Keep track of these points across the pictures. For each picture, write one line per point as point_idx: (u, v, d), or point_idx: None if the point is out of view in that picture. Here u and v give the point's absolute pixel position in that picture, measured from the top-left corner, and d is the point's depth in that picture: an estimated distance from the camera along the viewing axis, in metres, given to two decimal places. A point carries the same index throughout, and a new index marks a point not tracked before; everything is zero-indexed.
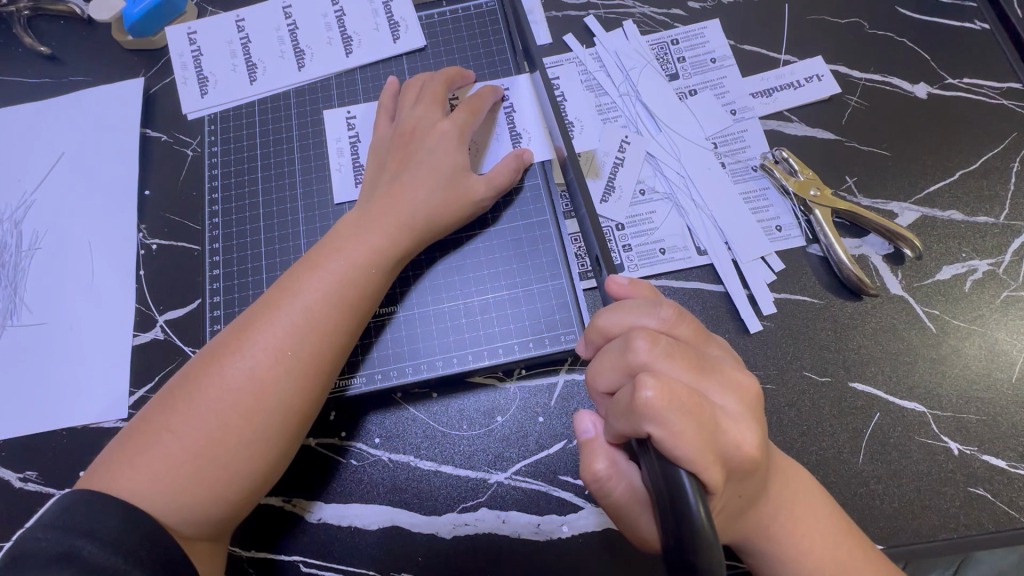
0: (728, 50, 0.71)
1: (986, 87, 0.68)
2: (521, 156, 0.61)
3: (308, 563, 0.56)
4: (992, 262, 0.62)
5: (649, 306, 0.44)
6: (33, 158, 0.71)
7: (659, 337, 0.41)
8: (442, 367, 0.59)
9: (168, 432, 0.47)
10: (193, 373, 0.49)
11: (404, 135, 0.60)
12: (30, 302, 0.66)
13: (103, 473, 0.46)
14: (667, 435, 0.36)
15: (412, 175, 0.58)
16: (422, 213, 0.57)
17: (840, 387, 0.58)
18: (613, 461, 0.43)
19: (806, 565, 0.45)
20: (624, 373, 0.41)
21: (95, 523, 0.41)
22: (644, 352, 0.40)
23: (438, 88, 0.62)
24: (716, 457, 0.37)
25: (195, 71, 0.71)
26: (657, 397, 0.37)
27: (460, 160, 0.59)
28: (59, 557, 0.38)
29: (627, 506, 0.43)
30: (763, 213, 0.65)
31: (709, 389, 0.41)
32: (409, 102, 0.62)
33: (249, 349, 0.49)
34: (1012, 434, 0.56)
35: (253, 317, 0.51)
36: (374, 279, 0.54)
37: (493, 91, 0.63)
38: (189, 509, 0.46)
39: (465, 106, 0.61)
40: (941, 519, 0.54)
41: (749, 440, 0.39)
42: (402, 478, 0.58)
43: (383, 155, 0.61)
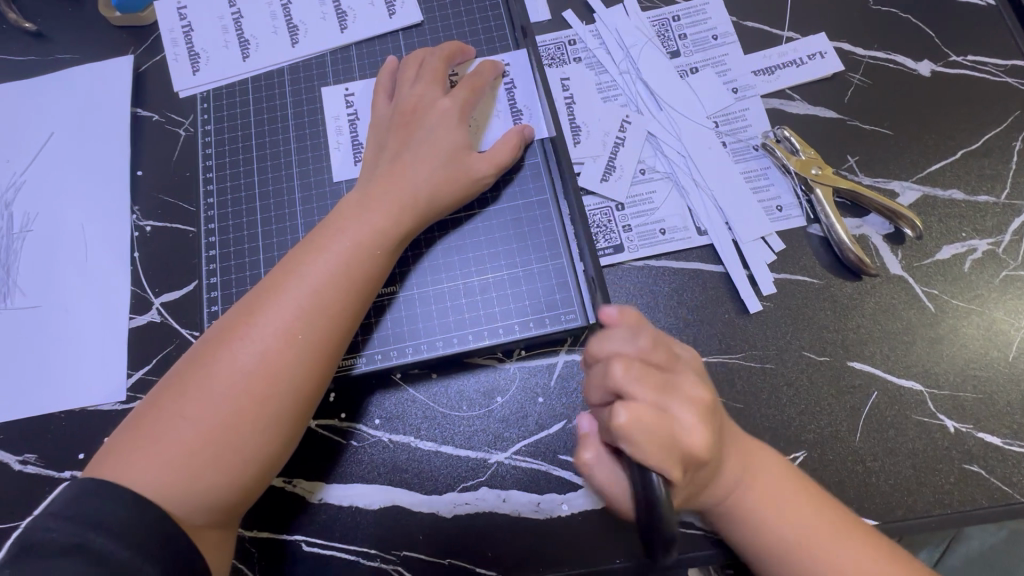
0: (730, 27, 0.70)
1: (990, 65, 0.67)
2: (524, 131, 0.61)
3: (310, 543, 0.56)
4: (992, 241, 0.61)
5: (629, 332, 0.43)
6: (22, 138, 0.70)
7: (633, 362, 0.41)
8: (442, 348, 0.59)
9: (177, 417, 0.47)
10: (201, 358, 0.49)
11: (404, 114, 0.59)
12: (23, 285, 0.65)
13: (112, 459, 0.46)
14: (635, 454, 0.38)
15: (413, 153, 0.57)
16: (424, 193, 0.56)
17: (838, 366, 0.58)
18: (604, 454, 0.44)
19: (805, 530, 0.46)
20: (605, 394, 0.42)
21: (105, 514, 0.41)
22: (619, 376, 0.40)
23: (437, 66, 0.62)
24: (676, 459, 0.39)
25: (186, 47, 0.70)
26: (627, 422, 0.38)
27: (461, 139, 0.59)
28: (71, 547, 0.39)
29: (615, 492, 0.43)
30: (764, 193, 0.64)
31: (668, 405, 0.41)
32: (408, 80, 0.61)
33: (255, 333, 0.49)
34: (1008, 412, 0.57)
35: (258, 300, 0.51)
36: (377, 261, 0.54)
37: (493, 68, 0.63)
38: (200, 494, 0.46)
39: (465, 85, 0.61)
40: (936, 495, 0.55)
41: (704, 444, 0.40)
42: (403, 458, 0.58)
43: (382, 135, 0.60)
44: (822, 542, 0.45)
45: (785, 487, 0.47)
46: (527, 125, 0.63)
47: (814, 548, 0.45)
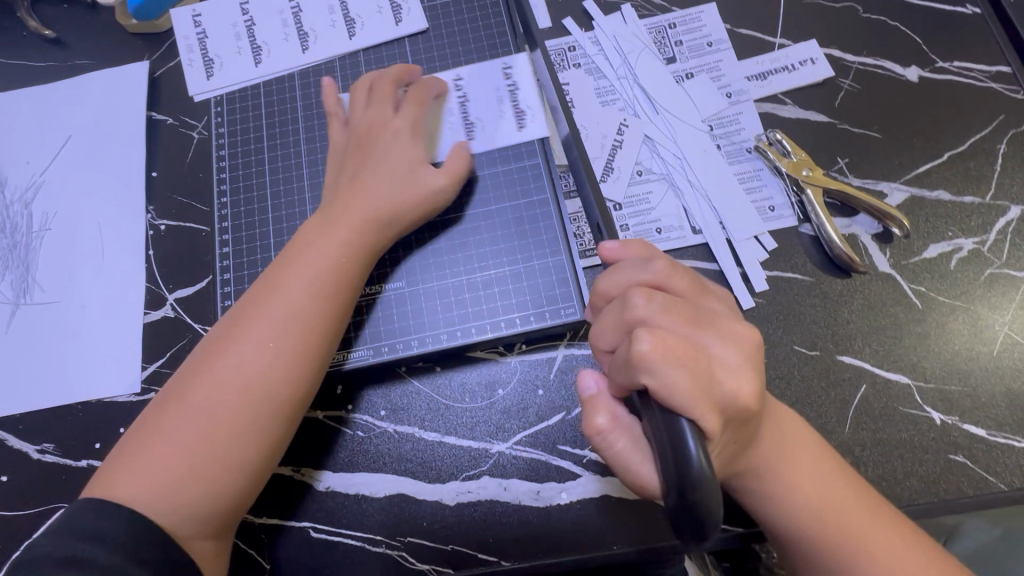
0: (724, 34, 0.73)
1: (976, 70, 0.70)
2: (464, 145, 0.63)
3: (317, 529, 0.58)
4: (977, 240, 0.64)
5: (641, 263, 0.45)
6: (41, 141, 0.73)
7: (655, 293, 0.42)
8: (445, 341, 0.61)
9: (164, 437, 0.49)
10: (185, 379, 0.52)
11: (359, 136, 0.62)
12: (42, 282, 0.67)
13: (105, 482, 0.48)
14: (662, 387, 0.37)
15: (370, 173, 0.59)
16: (387, 208, 0.58)
17: (828, 361, 0.60)
18: (612, 415, 0.44)
19: (794, 504, 0.47)
20: (622, 330, 0.42)
21: (98, 528, 0.45)
22: (642, 307, 0.41)
23: (387, 87, 0.63)
24: (713, 406, 0.39)
25: (200, 53, 0.72)
26: (651, 350, 0.38)
27: (415, 154, 0.61)
28: (65, 560, 0.43)
29: (629, 457, 0.43)
30: (757, 194, 0.67)
31: (706, 341, 0.42)
32: (358, 104, 0.64)
33: (232, 352, 0.51)
34: (993, 404, 0.59)
35: (235, 321, 0.53)
36: (349, 275, 0.56)
37: (437, 84, 0.65)
38: (192, 509, 0.48)
39: (411, 100, 0.63)
40: (923, 484, 0.57)
41: (747, 388, 0.41)
42: (408, 448, 0.60)
43: (340, 160, 0.62)
44: (809, 514, 0.47)
45: (804, 455, 0.48)
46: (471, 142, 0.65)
47: (831, 513, 0.47)
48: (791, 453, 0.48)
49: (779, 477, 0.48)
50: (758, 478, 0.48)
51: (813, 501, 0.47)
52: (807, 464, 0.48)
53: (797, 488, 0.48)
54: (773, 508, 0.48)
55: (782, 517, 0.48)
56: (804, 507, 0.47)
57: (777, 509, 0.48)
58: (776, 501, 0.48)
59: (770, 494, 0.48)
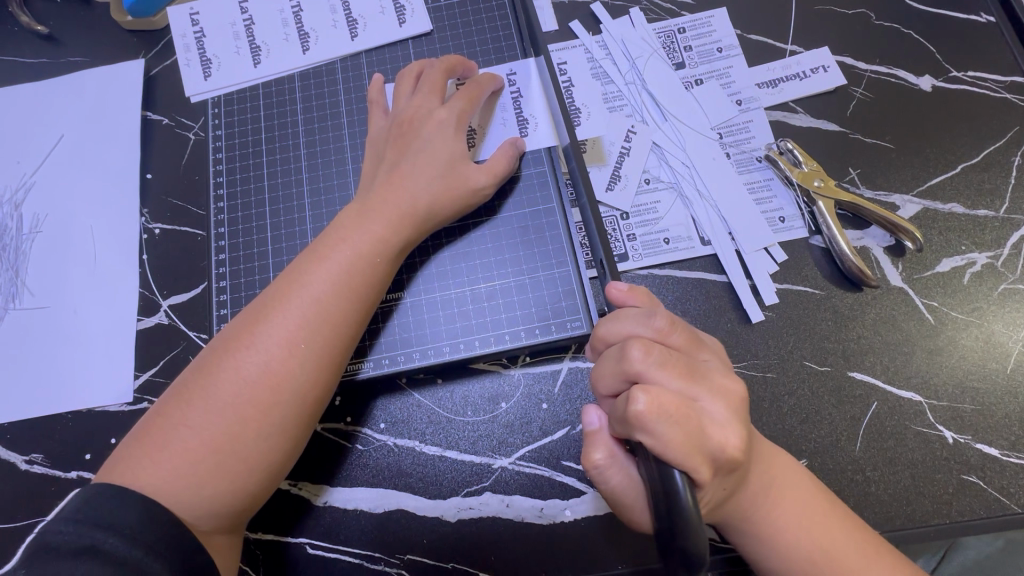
0: (734, 40, 0.71)
1: (990, 81, 0.68)
2: (515, 143, 0.61)
3: (314, 545, 0.57)
4: (991, 255, 0.62)
5: (643, 315, 0.43)
6: (32, 140, 0.71)
7: (652, 345, 0.41)
8: (448, 353, 0.59)
9: (185, 425, 0.47)
10: (207, 366, 0.49)
11: (402, 125, 0.60)
12: (32, 286, 0.65)
13: (121, 469, 0.46)
14: (656, 444, 0.37)
15: (410, 164, 0.58)
16: (423, 202, 0.57)
17: (839, 377, 0.59)
18: (612, 451, 0.44)
19: (785, 540, 0.46)
20: (620, 379, 0.41)
21: (115, 516, 0.42)
22: (639, 360, 0.40)
23: (437, 77, 0.61)
24: (704, 459, 0.38)
25: (198, 53, 0.70)
26: (647, 409, 0.37)
27: (456, 149, 0.59)
28: (83, 549, 0.40)
29: (623, 492, 0.44)
30: (767, 204, 0.65)
31: (699, 396, 0.40)
32: (405, 93, 0.62)
33: (262, 342, 0.50)
34: (1005, 423, 0.58)
35: (262, 309, 0.51)
36: (379, 269, 0.55)
37: (494, 80, 0.63)
38: (211, 502, 0.46)
39: (462, 95, 0.61)
40: (935, 505, 0.55)
41: (736, 442, 0.40)
42: (407, 463, 0.58)
43: (381, 146, 0.61)
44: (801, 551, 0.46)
45: (792, 494, 0.47)
46: (521, 138, 0.63)
47: (823, 551, 0.46)
48: (778, 492, 0.47)
49: (765, 517, 0.47)
50: (742, 519, 0.47)
51: (803, 538, 0.46)
52: (797, 502, 0.47)
53: (784, 527, 0.47)
54: (763, 548, 0.47)
55: (776, 556, 0.47)
56: (796, 545, 0.46)
57: (768, 548, 0.47)
58: (765, 540, 0.47)
59: (758, 534, 0.47)
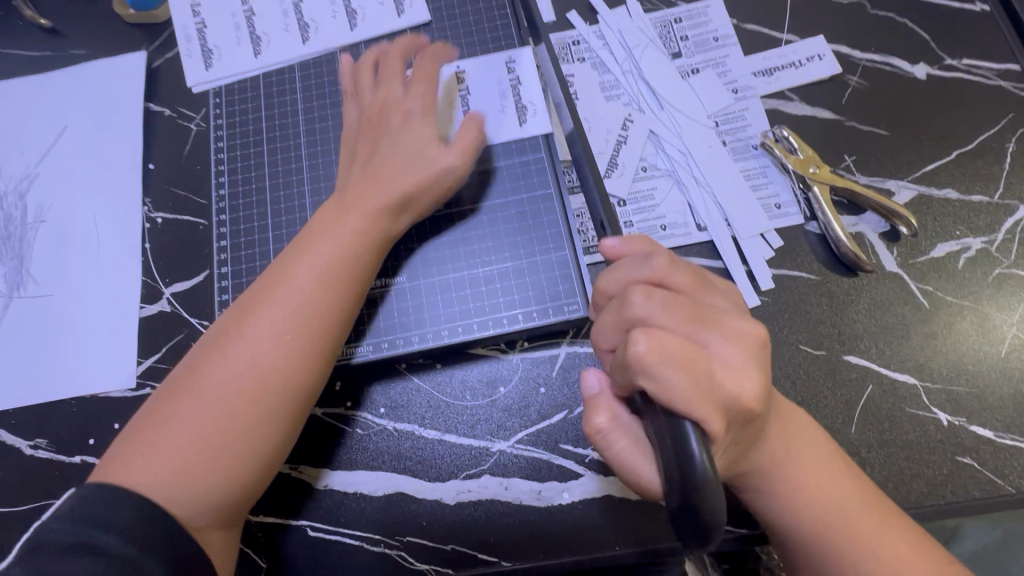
0: (730, 29, 0.72)
1: (984, 68, 0.69)
2: (475, 117, 0.60)
3: (315, 528, 0.57)
4: (986, 240, 0.63)
5: (639, 259, 0.44)
6: (36, 132, 0.71)
7: (653, 291, 0.41)
8: (447, 337, 0.60)
9: (175, 421, 0.48)
10: (196, 363, 0.50)
11: (371, 119, 0.61)
12: (36, 274, 0.66)
13: (113, 467, 0.47)
14: (660, 390, 0.36)
15: (382, 157, 0.58)
16: (396, 189, 0.57)
17: (834, 360, 0.59)
18: (614, 414, 0.43)
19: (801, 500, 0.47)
20: (622, 330, 0.41)
21: (109, 512, 0.43)
22: (639, 307, 0.40)
23: (394, 63, 0.62)
24: (714, 409, 0.37)
25: (199, 44, 0.71)
26: (648, 351, 0.37)
27: (424, 131, 0.59)
28: (79, 546, 0.41)
29: (630, 458, 0.42)
30: (763, 191, 0.66)
31: (707, 341, 0.40)
32: (368, 85, 0.63)
33: (248, 336, 0.50)
34: (1000, 406, 0.58)
35: (247, 304, 0.52)
36: (362, 261, 0.55)
37: (444, 54, 0.63)
38: (203, 495, 0.47)
39: (419, 79, 0.61)
40: (930, 486, 0.56)
41: (750, 387, 0.40)
42: (407, 446, 0.59)
43: (353, 139, 0.61)
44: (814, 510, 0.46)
45: (808, 453, 0.48)
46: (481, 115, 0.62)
47: (839, 512, 0.46)
48: (798, 451, 0.47)
49: (783, 476, 0.47)
50: (764, 480, 0.47)
51: (817, 498, 0.47)
52: (812, 462, 0.48)
53: (803, 486, 0.47)
54: (777, 507, 0.47)
55: (793, 517, 0.47)
56: (812, 503, 0.47)
57: (786, 511, 0.47)
58: (781, 501, 0.47)
59: (777, 494, 0.47)
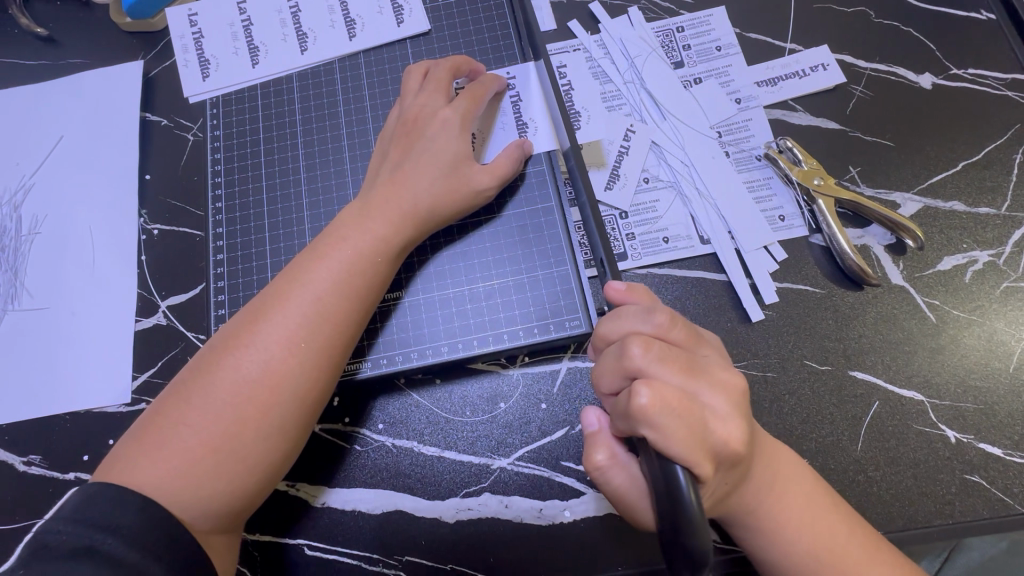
0: (733, 39, 0.71)
1: (991, 78, 0.68)
2: (522, 145, 0.61)
3: (312, 546, 0.56)
4: (993, 253, 0.62)
5: (642, 311, 0.43)
6: (31, 141, 0.71)
7: (653, 342, 0.40)
8: (446, 353, 0.59)
9: (183, 425, 0.47)
10: (206, 365, 0.49)
11: (407, 124, 0.60)
12: (31, 287, 0.65)
13: (118, 468, 0.46)
14: (659, 438, 0.36)
15: (413, 164, 0.57)
16: (424, 202, 0.57)
17: (840, 376, 0.59)
18: (613, 452, 0.43)
19: (788, 538, 0.46)
20: (620, 377, 0.40)
21: (113, 517, 0.42)
22: (639, 356, 0.39)
23: (443, 76, 0.61)
24: (707, 455, 0.37)
25: (195, 53, 0.70)
26: (650, 404, 0.36)
27: (460, 149, 0.59)
28: (81, 550, 0.39)
29: (627, 494, 0.42)
30: (767, 203, 0.65)
31: (701, 393, 0.40)
32: (411, 90, 0.62)
33: (261, 341, 0.49)
34: (1008, 423, 0.57)
35: (262, 306, 0.51)
36: (379, 269, 0.54)
37: (496, 81, 0.62)
38: (208, 502, 0.46)
39: (466, 94, 0.60)
40: (938, 505, 0.55)
41: (738, 436, 0.39)
42: (405, 464, 0.58)
43: (386, 144, 0.61)
44: (802, 548, 0.46)
45: (797, 489, 0.47)
46: (527, 140, 0.63)
47: (827, 550, 0.45)
48: (785, 488, 0.46)
49: (768, 512, 0.46)
50: (749, 516, 0.46)
51: (806, 536, 0.46)
52: (801, 499, 0.47)
53: (788, 522, 0.46)
54: (764, 543, 0.46)
55: (781, 554, 0.46)
56: (799, 538, 0.46)
57: (771, 546, 0.46)
58: (768, 537, 0.46)
59: (761, 530, 0.46)
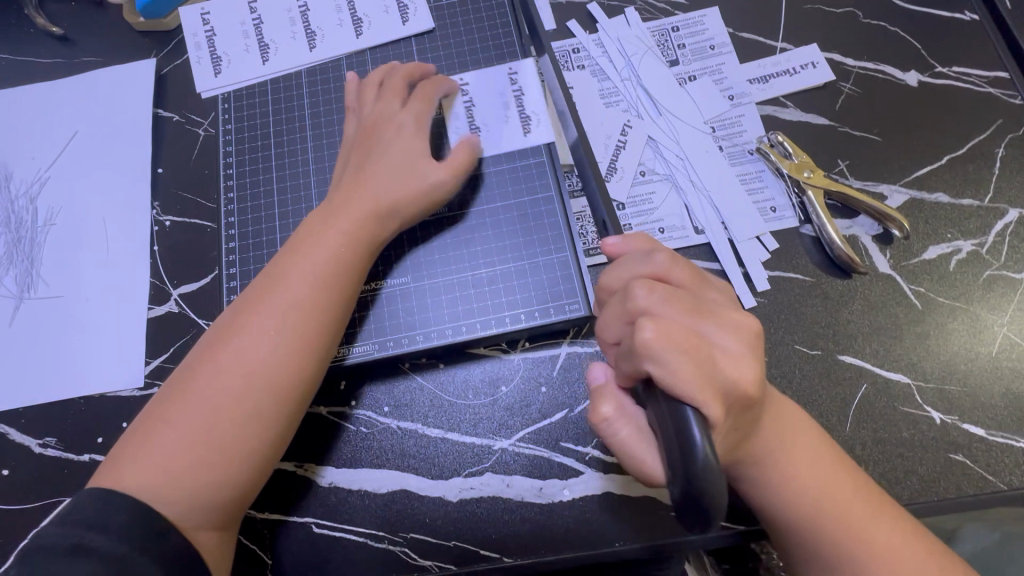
0: (726, 38, 0.73)
1: (973, 75, 0.71)
2: (469, 140, 0.62)
3: (320, 525, 0.58)
4: (976, 242, 0.64)
5: (643, 255, 0.45)
6: (47, 137, 0.73)
7: (656, 284, 0.42)
8: (449, 337, 0.61)
9: (169, 423, 0.49)
10: (190, 367, 0.52)
11: (365, 131, 0.62)
12: (47, 276, 0.68)
13: (110, 470, 0.48)
14: (666, 374, 0.37)
15: (373, 166, 0.60)
16: (386, 199, 0.58)
17: (829, 360, 0.61)
18: (619, 403, 0.43)
19: (797, 491, 0.47)
20: (625, 320, 0.42)
21: (103, 518, 0.44)
22: (643, 298, 0.41)
23: (398, 82, 0.64)
24: (715, 394, 0.38)
25: (208, 51, 0.73)
26: (655, 337, 0.38)
27: (417, 148, 0.60)
28: (73, 549, 0.42)
29: (634, 445, 0.42)
30: (759, 195, 0.67)
31: (708, 330, 0.41)
32: (369, 99, 0.64)
33: (240, 339, 0.52)
34: (992, 404, 0.59)
35: (240, 310, 0.54)
36: (354, 264, 0.57)
37: (445, 83, 0.65)
38: (197, 495, 0.48)
39: (418, 97, 0.63)
40: (923, 482, 0.57)
41: (748, 375, 0.40)
42: (410, 444, 0.60)
43: (348, 152, 0.63)
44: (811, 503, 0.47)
45: (802, 445, 0.48)
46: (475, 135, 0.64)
47: (832, 503, 0.47)
48: (792, 444, 0.48)
49: (778, 468, 0.47)
50: (759, 469, 0.48)
51: (815, 490, 0.47)
52: (808, 454, 0.48)
53: (797, 477, 0.47)
54: (772, 497, 0.48)
55: (791, 507, 0.47)
56: (806, 492, 0.47)
57: (775, 496, 0.48)
58: (776, 490, 0.48)
59: (766, 480, 0.48)
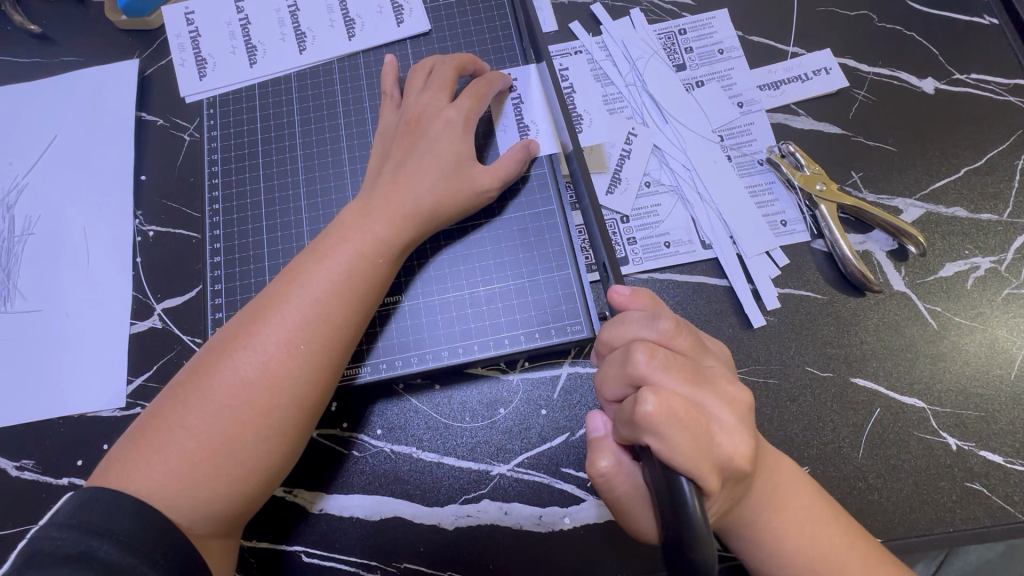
0: (736, 42, 0.70)
1: (993, 83, 0.68)
2: (528, 146, 0.60)
3: (310, 553, 0.56)
4: (994, 259, 0.62)
5: (647, 318, 0.42)
6: (25, 141, 0.70)
7: (657, 349, 0.39)
8: (447, 358, 0.58)
9: (181, 428, 0.46)
10: (203, 367, 0.48)
11: (409, 123, 0.59)
12: (24, 289, 0.64)
13: (114, 472, 0.45)
14: (664, 449, 0.36)
15: (416, 164, 0.57)
16: (427, 203, 0.56)
17: (841, 382, 0.58)
18: (618, 458, 0.42)
19: (784, 550, 0.45)
20: (625, 384, 0.40)
21: (110, 523, 0.41)
22: (642, 364, 0.39)
23: (448, 74, 0.60)
24: (712, 468, 0.37)
25: (193, 52, 0.69)
26: (656, 412, 0.36)
27: (462, 150, 0.58)
28: (76, 556, 0.38)
29: (630, 502, 0.42)
30: (769, 208, 0.65)
31: (705, 401, 0.39)
32: (415, 88, 0.61)
33: (260, 343, 0.49)
34: (1010, 431, 0.57)
35: (260, 308, 0.51)
36: (381, 269, 0.54)
37: (502, 79, 0.62)
38: (207, 506, 0.45)
39: (470, 93, 0.60)
40: (938, 512, 0.55)
41: (743, 450, 0.39)
42: (404, 470, 0.57)
43: (388, 144, 0.60)
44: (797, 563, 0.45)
45: (797, 504, 0.46)
46: (532, 140, 0.62)
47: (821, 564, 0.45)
48: (782, 500, 0.46)
49: (765, 525, 0.45)
50: (746, 526, 0.46)
51: (802, 550, 0.45)
52: (799, 512, 0.46)
53: (785, 535, 0.45)
54: (758, 552, 0.46)
55: (776, 565, 0.45)
56: (793, 551, 0.45)
57: (762, 553, 0.46)
58: (762, 546, 0.46)
59: (752, 537, 0.46)
